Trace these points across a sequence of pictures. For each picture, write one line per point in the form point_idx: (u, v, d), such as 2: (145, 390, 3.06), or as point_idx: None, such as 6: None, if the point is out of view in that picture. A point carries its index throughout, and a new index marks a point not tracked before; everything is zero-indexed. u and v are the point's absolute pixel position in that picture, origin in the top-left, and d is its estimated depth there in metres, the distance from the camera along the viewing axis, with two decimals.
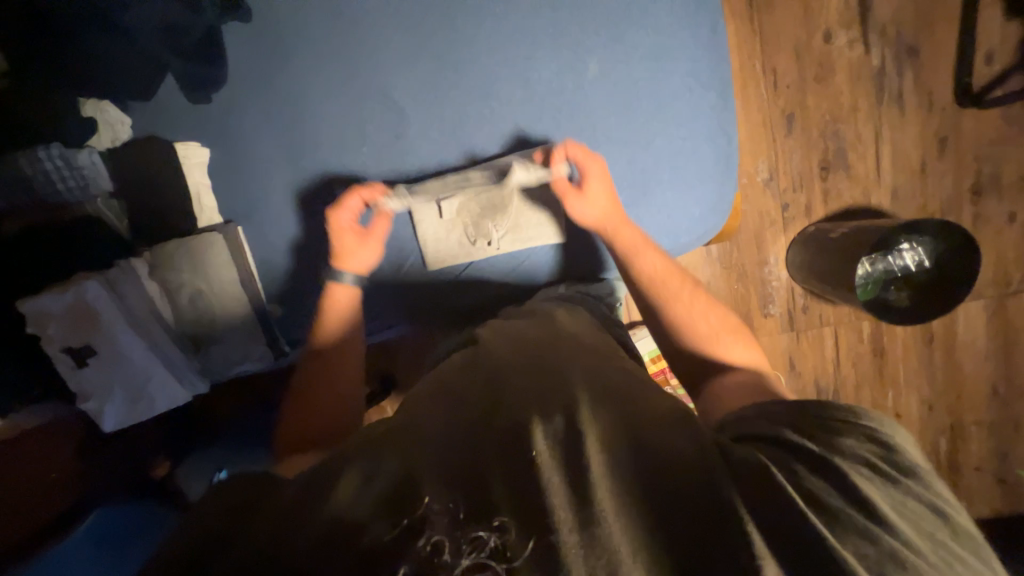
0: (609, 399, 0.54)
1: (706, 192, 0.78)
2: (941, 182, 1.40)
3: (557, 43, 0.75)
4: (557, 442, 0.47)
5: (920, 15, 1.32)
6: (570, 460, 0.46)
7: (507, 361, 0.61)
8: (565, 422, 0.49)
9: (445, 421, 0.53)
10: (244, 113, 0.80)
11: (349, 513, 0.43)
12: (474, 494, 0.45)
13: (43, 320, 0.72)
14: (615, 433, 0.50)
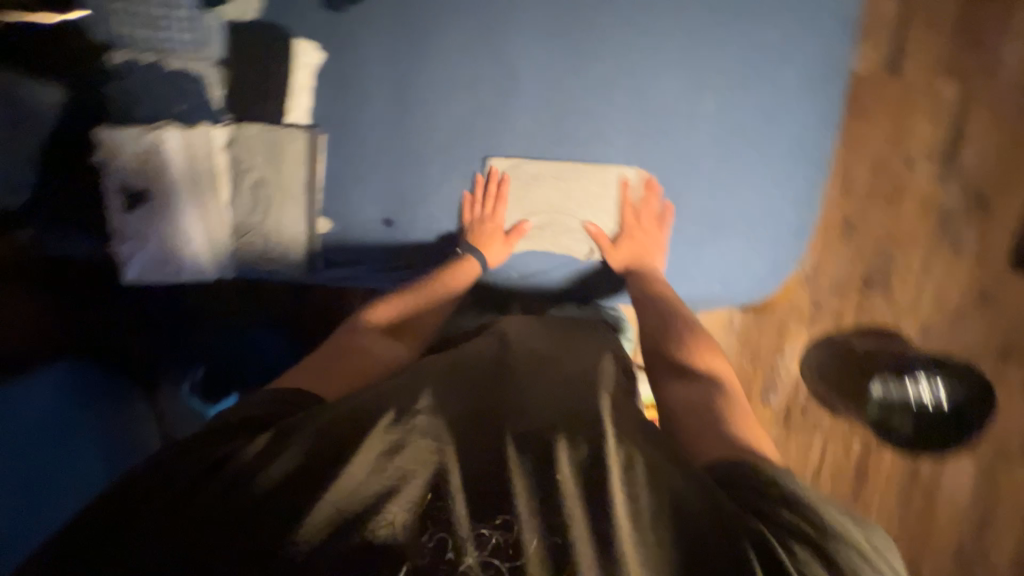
0: (627, 438, 0.54)
1: (771, 255, 0.81)
2: (971, 335, 1.42)
3: (684, 72, 0.77)
4: (579, 472, 0.49)
5: (1000, 173, 1.36)
6: (586, 490, 0.48)
7: (534, 372, 0.61)
8: (587, 453, 0.51)
9: (458, 417, 0.54)
10: (369, 40, 0.82)
11: (369, 488, 0.48)
12: (490, 495, 0.48)
13: (116, 154, 0.76)
14: (633, 474, 0.50)
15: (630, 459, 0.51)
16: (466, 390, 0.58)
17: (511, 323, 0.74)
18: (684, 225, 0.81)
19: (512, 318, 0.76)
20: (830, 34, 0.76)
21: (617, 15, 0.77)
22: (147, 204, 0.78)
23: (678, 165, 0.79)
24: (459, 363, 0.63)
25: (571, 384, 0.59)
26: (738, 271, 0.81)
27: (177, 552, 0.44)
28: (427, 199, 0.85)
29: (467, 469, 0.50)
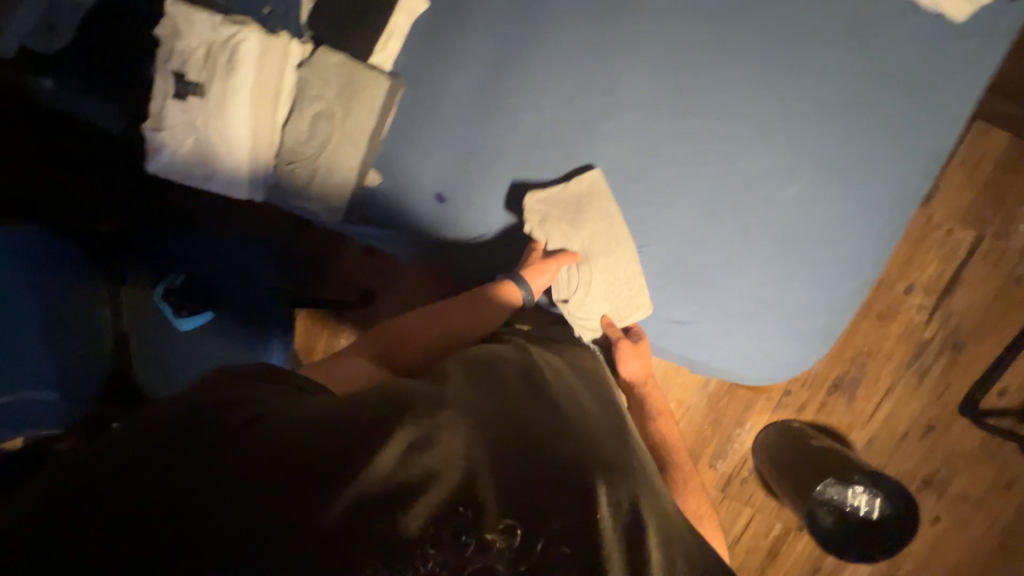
0: (655, 497, 0.46)
1: (785, 351, 0.79)
2: (905, 457, 1.53)
3: (776, 150, 0.76)
4: (619, 514, 0.39)
5: (981, 323, 1.46)
6: (634, 542, 0.37)
7: (561, 405, 0.55)
8: (630, 500, 0.41)
9: (479, 416, 0.47)
10: (479, 11, 0.79)
11: (386, 471, 0.37)
12: (509, 493, 0.38)
13: (183, 35, 0.67)
14: (664, 530, 0.41)
15: (666, 518, 0.43)
16: (490, 396, 0.52)
17: (537, 343, 0.75)
18: (727, 294, 0.78)
19: (547, 351, 0.72)
20: (924, 157, 0.74)
21: (730, 74, 0.76)
22: (199, 100, 0.69)
23: (738, 238, 0.78)
24: (480, 372, 0.58)
25: (589, 420, 0.55)
26: (750, 356, 0.80)
27: (140, 508, 0.33)
28: (487, 188, 0.81)
29: (483, 462, 0.41)
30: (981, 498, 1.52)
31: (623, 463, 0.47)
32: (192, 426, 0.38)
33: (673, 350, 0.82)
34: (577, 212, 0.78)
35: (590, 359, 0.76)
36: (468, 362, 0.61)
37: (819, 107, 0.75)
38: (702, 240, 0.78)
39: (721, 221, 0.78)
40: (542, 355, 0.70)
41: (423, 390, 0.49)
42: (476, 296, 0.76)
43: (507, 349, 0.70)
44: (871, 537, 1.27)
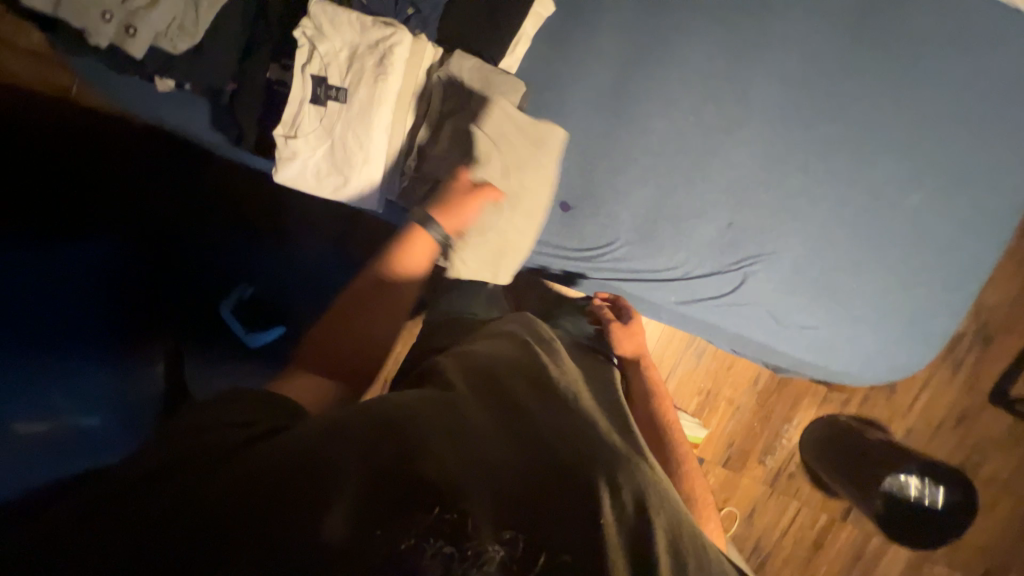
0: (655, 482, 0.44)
1: (905, 350, 0.81)
2: (941, 446, 1.61)
3: (900, 156, 0.78)
4: (624, 523, 0.36)
5: (1010, 316, 1.55)
6: (639, 548, 0.35)
7: (565, 386, 0.52)
8: (635, 502, 0.38)
9: (480, 412, 0.45)
10: (608, 15, 0.77)
11: (371, 492, 0.34)
12: (510, 503, 0.36)
13: (327, 36, 0.64)
14: (668, 524, 0.39)
15: (674, 517, 0.40)
16: (492, 386, 0.50)
17: (529, 326, 0.70)
18: (854, 298, 0.80)
19: (542, 337, 0.67)
20: None
21: (856, 82, 0.77)
22: (339, 106, 0.66)
23: (868, 243, 0.79)
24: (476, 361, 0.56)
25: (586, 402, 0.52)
26: (872, 357, 0.82)
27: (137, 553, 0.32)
28: (614, 194, 0.80)
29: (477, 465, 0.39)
30: (1006, 480, 1.62)
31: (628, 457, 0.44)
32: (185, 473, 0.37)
33: (796, 354, 0.83)
34: (528, 148, 0.69)
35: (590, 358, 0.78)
36: (457, 361, 0.57)
37: (940, 115, 0.77)
38: (831, 245, 0.79)
39: (849, 225, 0.79)
40: (537, 341, 0.65)
41: (414, 397, 0.46)
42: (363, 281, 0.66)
43: (502, 332, 0.67)
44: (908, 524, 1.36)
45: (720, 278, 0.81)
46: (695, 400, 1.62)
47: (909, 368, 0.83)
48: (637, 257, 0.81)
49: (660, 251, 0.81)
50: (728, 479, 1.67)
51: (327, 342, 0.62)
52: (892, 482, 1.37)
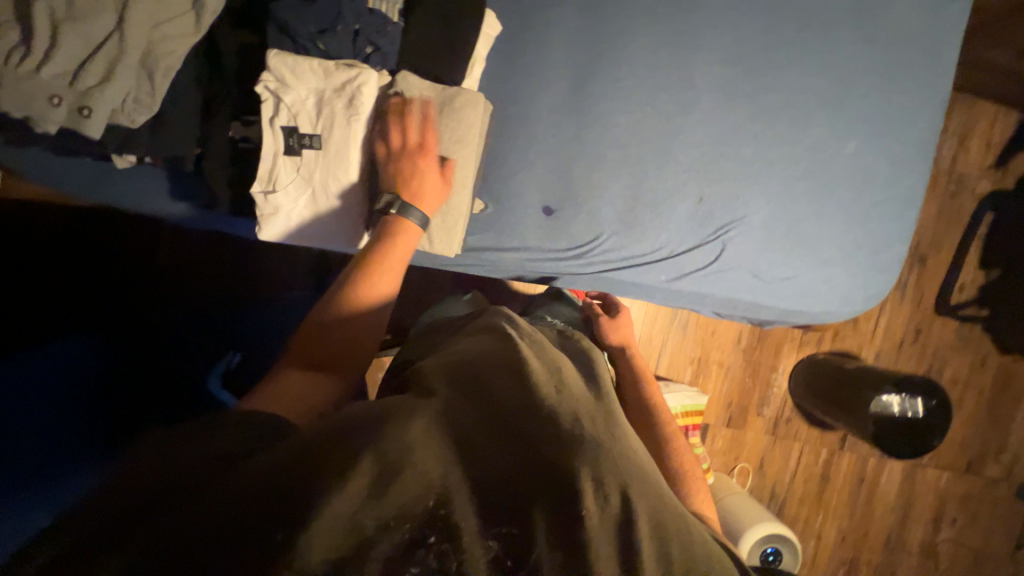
0: (639, 465, 0.47)
1: (868, 281, 0.90)
2: (908, 361, 1.78)
3: (828, 111, 0.87)
4: (607, 514, 0.39)
5: (935, 235, 1.75)
6: (622, 534, 0.38)
7: (547, 372, 0.55)
8: (619, 493, 0.40)
9: (467, 416, 0.48)
10: (550, 26, 0.81)
11: (366, 514, 0.36)
12: (497, 496, 0.40)
13: (291, 87, 0.64)
14: (651, 508, 0.41)
15: (655, 499, 0.43)
16: (478, 386, 0.52)
17: (512, 323, 0.73)
18: (820, 244, 0.88)
19: (525, 329, 0.70)
20: (935, 99, 0.90)
21: (780, 54, 0.86)
22: (315, 152, 0.66)
23: (819, 194, 0.87)
24: (466, 365, 0.57)
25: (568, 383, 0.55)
26: (841, 295, 0.90)
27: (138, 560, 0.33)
28: (589, 190, 0.84)
29: (466, 467, 0.42)
30: (965, 379, 1.81)
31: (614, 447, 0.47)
32: (169, 480, 0.39)
33: (779, 304, 0.90)
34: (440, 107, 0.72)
35: (575, 341, 0.83)
36: (449, 364, 0.59)
37: (853, 70, 0.87)
38: (789, 202, 0.87)
39: (800, 179, 0.87)
40: (521, 332, 0.68)
41: (407, 404, 0.48)
42: (342, 290, 0.62)
43: (485, 334, 0.70)
44: (906, 440, 1.45)
45: (702, 250, 0.86)
46: (690, 369, 1.70)
47: (874, 297, 0.91)
48: (617, 250, 0.85)
49: (644, 236, 0.85)
50: (734, 436, 1.75)
51: (307, 345, 0.59)
52: (879, 406, 1.46)
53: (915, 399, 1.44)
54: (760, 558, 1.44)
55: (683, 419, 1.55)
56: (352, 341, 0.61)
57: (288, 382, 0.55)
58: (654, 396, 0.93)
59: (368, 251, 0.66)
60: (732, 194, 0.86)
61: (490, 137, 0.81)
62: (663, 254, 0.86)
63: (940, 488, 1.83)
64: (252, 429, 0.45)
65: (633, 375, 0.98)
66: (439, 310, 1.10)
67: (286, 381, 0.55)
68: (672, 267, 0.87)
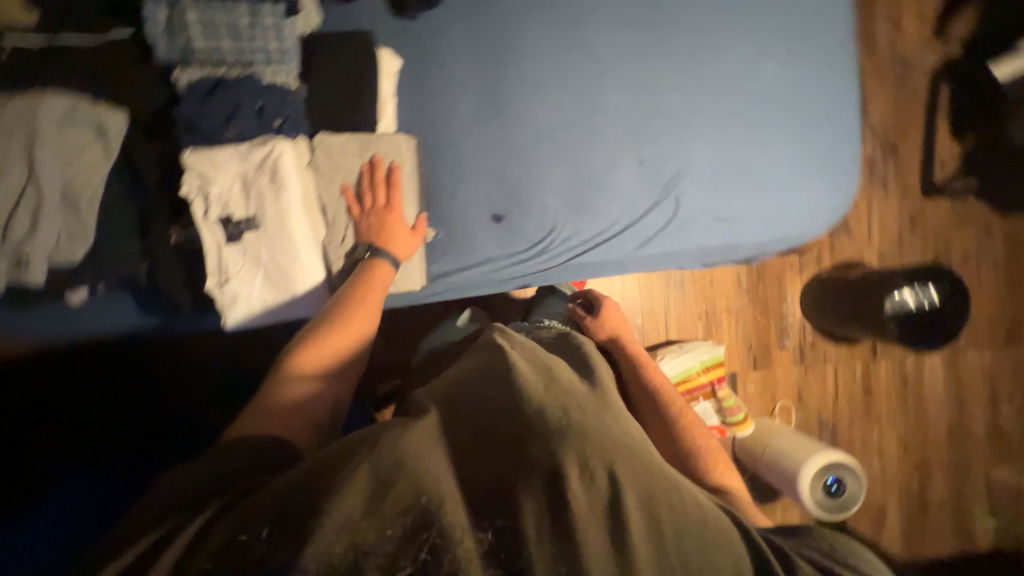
0: (629, 444, 0.49)
1: (832, 192, 0.89)
2: (912, 252, 1.74)
3: (739, 41, 0.87)
4: (595, 496, 0.42)
5: (899, 123, 1.72)
6: (611, 513, 0.41)
7: (534, 368, 0.57)
8: (607, 474, 0.43)
9: (460, 422, 0.50)
10: (447, 45, 0.83)
11: (365, 530, 0.38)
12: (488, 492, 0.43)
13: (214, 179, 0.65)
14: (639, 484, 0.44)
15: (644, 475, 0.45)
16: (469, 391, 0.54)
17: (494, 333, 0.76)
18: (771, 170, 0.87)
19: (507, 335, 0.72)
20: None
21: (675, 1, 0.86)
22: (256, 233, 0.67)
23: (756, 121, 0.87)
24: (455, 379, 0.60)
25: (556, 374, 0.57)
26: (808, 213, 0.89)
27: None
28: (532, 186, 0.84)
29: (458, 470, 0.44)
30: (976, 252, 1.77)
31: (603, 430, 0.49)
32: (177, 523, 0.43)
33: (750, 239, 0.90)
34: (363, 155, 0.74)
35: (555, 335, 0.86)
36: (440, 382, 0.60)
37: None
38: (729, 138, 0.86)
39: (732, 114, 0.86)
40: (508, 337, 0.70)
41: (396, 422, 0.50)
42: (314, 334, 0.64)
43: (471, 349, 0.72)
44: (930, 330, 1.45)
45: (658, 210, 0.86)
46: (700, 325, 1.68)
47: (840, 207, 0.90)
48: (576, 234, 0.86)
49: (597, 213, 0.85)
50: (765, 377, 1.72)
51: (289, 379, 0.60)
52: (892, 306, 1.45)
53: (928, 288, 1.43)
54: (823, 490, 1.40)
55: (706, 374, 1.50)
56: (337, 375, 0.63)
57: (277, 408, 0.57)
58: (657, 382, 0.95)
59: (338, 301, 0.69)
60: (671, 148, 0.86)
61: (422, 166, 0.82)
62: (621, 225, 0.86)
63: (986, 367, 1.78)
64: (250, 467, 0.49)
65: (633, 363, 0.98)
66: (431, 342, 1.09)
67: (275, 409, 0.56)
68: (635, 235, 0.87)
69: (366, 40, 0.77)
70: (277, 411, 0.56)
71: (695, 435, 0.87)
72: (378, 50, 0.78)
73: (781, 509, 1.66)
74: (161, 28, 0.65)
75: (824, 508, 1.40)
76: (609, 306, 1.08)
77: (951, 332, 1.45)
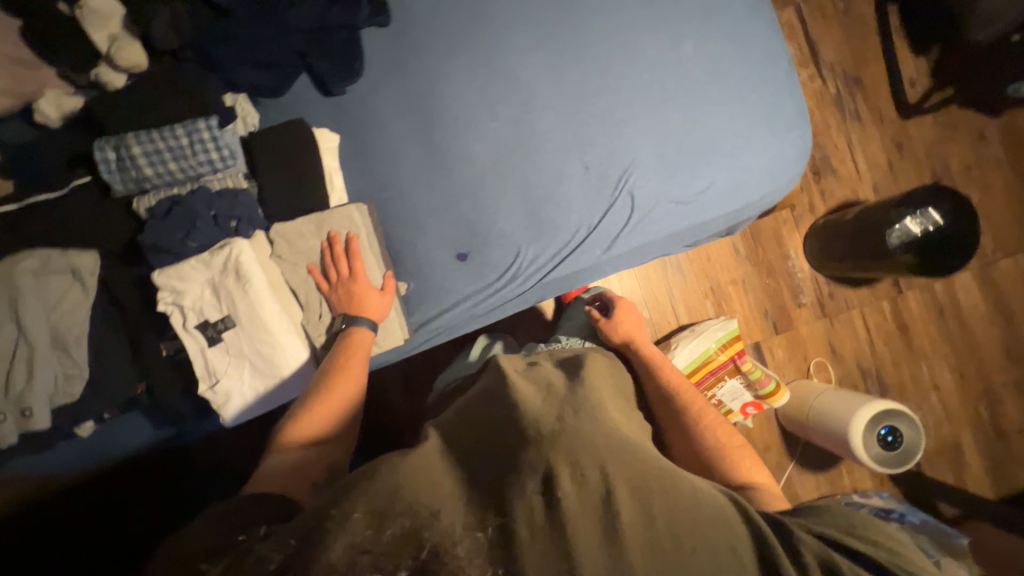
0: (622, 446, 0.56)
1: (786, 147, 0.88)
2: (908, 176, 1.68)
3: (654, 29, 0.88)
4: (586, 490, 0.49)
5: (855, 55, 1.69)
6: (601, 510, 0.49)
7: (537, 390, 0.65)
8: (598, 474, 0.51)
9: (470, 444, 0.57)
10: (377, 109, 0.87)
11: (376, 538, 0.44)
12: (488, 496, 0.49)
13: (185, 290, 0.68)
14: (626, 477, 0.52)
15: (631, 472, 0.53)
16: (481, 416, 0.62)
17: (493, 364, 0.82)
18: (717, 142, 0.87)
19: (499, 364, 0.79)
20: None
21: (581, 9, 0.88)
22: (234, 330, 0.70)
23: (691, 100, 0.87)
24: (465, 407, 0.67)
25: (558, 393, 0.65)
26: (768, 176, 0.88)
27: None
28: (487, 218, 0.86)
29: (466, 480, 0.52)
30: (976, 159, 1.69)
31: (595, 431, 0.57)
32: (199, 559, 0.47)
33: (716, 213, 0.89)
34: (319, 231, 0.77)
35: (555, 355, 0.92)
36: (446, 414, 0.67)
37: None
38: (667, 123, 0.87)
39: (664, 100, 0.87)
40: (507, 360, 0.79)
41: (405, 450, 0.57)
42: (312, 394, 0.69)
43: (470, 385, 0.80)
44: (941, 253, 1.38)
45: (615, 209, 0.86)
46: (709, 303, 1.65)
47: (797, 161, 0.89)
48: (541, 253, 0.87)
49: (556, 227, 0.86)
50: (790, 339, 1.66)
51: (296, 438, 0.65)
52: (896, 235, 1.39)
53: (930, 210, 1.37)
54: (878, 443, 1.31)
55: (725, 352, 1.45)
56: (337, 428, 0.68)
57: (289, 458, 0.63)
58: (675, 380, 0.96)
59: (328, 359, 0.73)
60: (612, 147, 0.86)
61: (381, 227, 0.86)
62: (582, 235, 0.87)
63: None
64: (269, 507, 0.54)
65: (645, 362, 1.00)
66: (440, 386, 1.11)
67: (285, 459, 0.62)
68: (601, 237, 0.87)
69: (299, 126, 0.81)
70: (287, 461, 0.62)
71: (716, 431, 0.89)
72: (313, 132, 0.82)
73: (847, 471, 1.57)
74: (112, 167, 0.69)
75: (884, 463, 1.31)
76: (626, 305, 1.08)
77: (967, 250, 1.37)
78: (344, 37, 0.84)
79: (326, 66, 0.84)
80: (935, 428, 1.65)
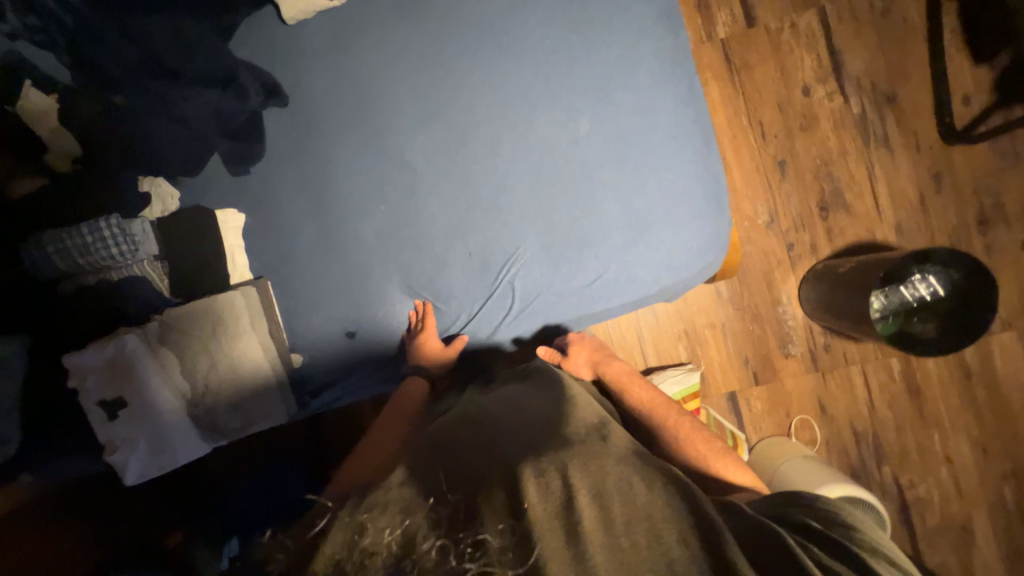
0: (579, 450, 0.59)
1: (691, 236, 0.82)
2: (945, 215, 1.41)
3: (551, 104, 0.82)
4: (552, 493, 0.52)
5: (889, 68, 1.41)
6: (568, 506, 0.50)
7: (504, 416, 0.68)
8: (561, 479, 0.53)
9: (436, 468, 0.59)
10: (274, 187, 0.90)
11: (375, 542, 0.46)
12: (461, 516, 0.50)
13: (83, 373, 0.79)
14: (592, 478, 0.54)
15: (586, 466, 0.55)
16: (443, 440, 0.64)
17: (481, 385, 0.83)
18: (607, 230, 0.81)
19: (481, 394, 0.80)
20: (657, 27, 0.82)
21: (474, 82, 0.84)
22: (127, 408, 0.81)
23: (585, 182, 0.81)
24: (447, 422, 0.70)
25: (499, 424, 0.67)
26: (672, 264, 0.82)
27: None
28: (374, 297, 0.88)
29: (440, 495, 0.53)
30: None
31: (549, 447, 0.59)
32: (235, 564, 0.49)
33: (608, 303, 0.85)
34: (206, 312, 0.83)
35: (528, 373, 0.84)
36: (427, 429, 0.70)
37: (554, 52, 0.82)
38: (556, 208, 0.82)
39: (555, 184, 0.82)
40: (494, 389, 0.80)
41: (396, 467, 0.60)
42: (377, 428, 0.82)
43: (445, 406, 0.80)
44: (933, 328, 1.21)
45: (495, 297, 0.85)
46: (682, 347, 1.51)
47: (705, 249, 0.83)
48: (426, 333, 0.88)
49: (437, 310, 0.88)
50: (772, 393, 1.50)
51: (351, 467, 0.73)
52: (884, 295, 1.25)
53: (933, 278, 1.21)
54: None
55: None
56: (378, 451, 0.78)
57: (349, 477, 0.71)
58: (658, 403, 0.88)
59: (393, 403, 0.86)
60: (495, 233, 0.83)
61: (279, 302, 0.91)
62: (462, 322, 0.88)
63: None
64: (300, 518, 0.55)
65: (624, 393, 0.91)
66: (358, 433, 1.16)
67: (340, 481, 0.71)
68: (487, 320, 0.86)
69: (194, 210, 0.86)
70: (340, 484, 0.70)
71: (717, 452, 0.80)
72: (209, 213, 0.87)
73: None
74: (34, 260, 0.80)
75: None
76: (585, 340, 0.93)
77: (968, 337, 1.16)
78: (242, 120, 0.88)
79: (228, 149, 0.88)
80: (943, 507, 1.44)
